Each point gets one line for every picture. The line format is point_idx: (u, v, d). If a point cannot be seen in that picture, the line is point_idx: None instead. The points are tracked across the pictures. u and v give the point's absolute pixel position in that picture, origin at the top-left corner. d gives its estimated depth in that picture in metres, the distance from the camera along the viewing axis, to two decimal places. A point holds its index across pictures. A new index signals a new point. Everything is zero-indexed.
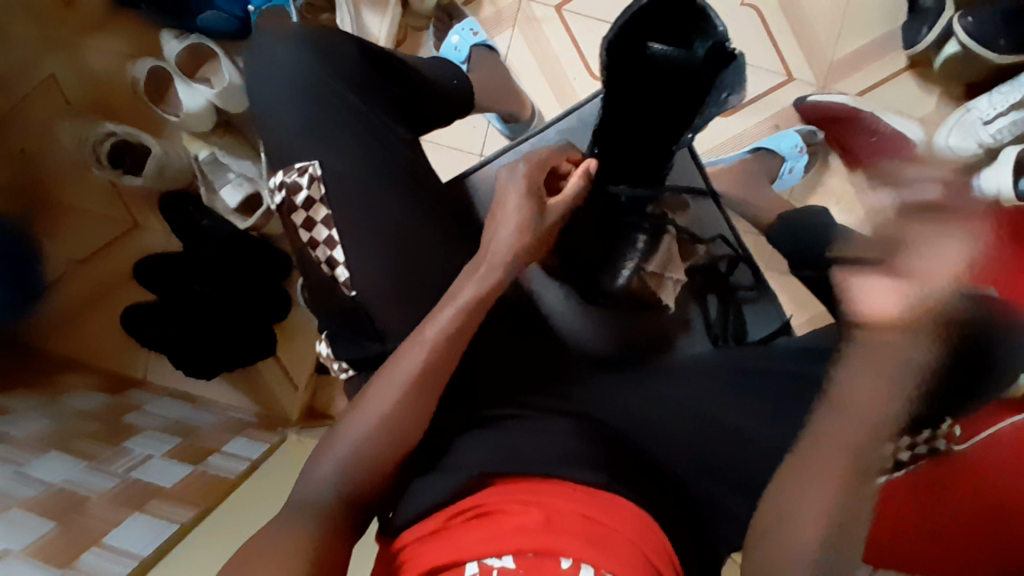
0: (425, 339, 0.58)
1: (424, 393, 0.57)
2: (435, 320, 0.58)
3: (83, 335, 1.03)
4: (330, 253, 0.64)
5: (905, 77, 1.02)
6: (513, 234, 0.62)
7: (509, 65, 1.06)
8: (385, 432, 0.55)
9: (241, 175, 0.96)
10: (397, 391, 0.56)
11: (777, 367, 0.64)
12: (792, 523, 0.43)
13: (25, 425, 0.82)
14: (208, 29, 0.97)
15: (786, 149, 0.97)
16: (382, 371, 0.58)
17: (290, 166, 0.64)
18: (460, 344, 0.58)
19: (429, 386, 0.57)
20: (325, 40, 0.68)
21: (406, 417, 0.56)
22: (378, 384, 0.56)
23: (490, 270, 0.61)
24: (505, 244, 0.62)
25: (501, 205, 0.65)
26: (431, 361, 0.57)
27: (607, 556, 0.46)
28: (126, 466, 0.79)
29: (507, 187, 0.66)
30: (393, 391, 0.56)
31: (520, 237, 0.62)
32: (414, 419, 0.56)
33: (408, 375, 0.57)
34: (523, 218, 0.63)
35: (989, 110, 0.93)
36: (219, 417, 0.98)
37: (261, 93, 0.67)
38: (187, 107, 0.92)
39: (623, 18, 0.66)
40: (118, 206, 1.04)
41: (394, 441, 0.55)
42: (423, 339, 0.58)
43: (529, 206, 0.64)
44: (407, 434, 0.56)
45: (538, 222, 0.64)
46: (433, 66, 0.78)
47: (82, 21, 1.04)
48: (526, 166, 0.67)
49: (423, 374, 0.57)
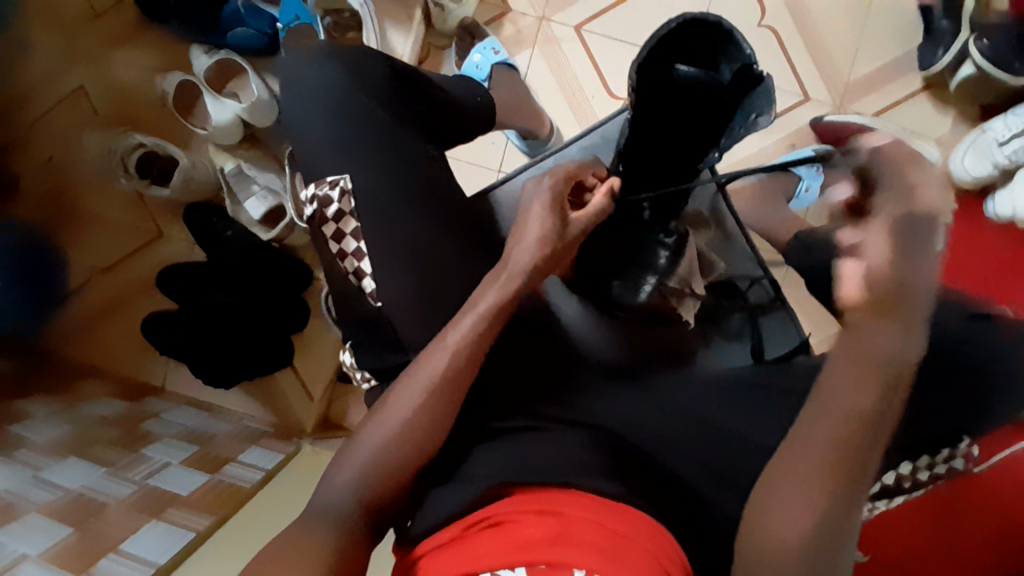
0: (447, 345, 0.58)
1: (443, 400, 0.57)
2: (456, 327, 0.59)
3: (105, 344, 1.05)
4: (358, 263, 0.65)
5: (920, 98, 1.03)
6: (535, 244, 0.63)
7: (528, 84, 1.08)
8: (405, 438, 0.56)
9: (265, 188, 0.97)
10: (418, 396, 0.57)
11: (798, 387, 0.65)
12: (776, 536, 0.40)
13: (43, 430, 0.83)
14: (239, 44, 1.00)
15: (805, 168, 0.94)
16: (403, 377, 0.59)
17: (321, 179, 0.66)
18: (482, 352, 0.59)
19: (448, 394, 0.57)
20: (354, 58, 0.70)
21: (425, 424, 0.57)
22: (400, 390, 0.57)
23: (510, 278, 0.62)
24: (526, 255, 0.63)
25: (524, 217, 0.66)
26: (451, 367, 0.58)
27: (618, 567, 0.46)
28: (144, 472, 0.80)
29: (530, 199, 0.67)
30: (414, 396, 0.57)
31: (541, 248, 0.63)
32: (434, 427, 0.57)
33: (428, 381, 0.57)
34: (544, 229, 0.64)
35: (1005, 131, 0.94)
36: (234, 426, 0.98)
37: (290, 106, 0.69)
38: (214, 121, 0.94)
39: (648, 43, 0.67)
40: (142, 216, 1.06)
41: (413, 449, 0.56)
42: (444, 345, 0.59)
43: (550, 217, 0.64)
44: (425, 442, 0.57)
45: (560, 235, 0.64)
46: (457, 83, 0.79)
47: (112, 37, 1.07)
48: (550, 179, 0.67)
49: (444, 381, 0.57)
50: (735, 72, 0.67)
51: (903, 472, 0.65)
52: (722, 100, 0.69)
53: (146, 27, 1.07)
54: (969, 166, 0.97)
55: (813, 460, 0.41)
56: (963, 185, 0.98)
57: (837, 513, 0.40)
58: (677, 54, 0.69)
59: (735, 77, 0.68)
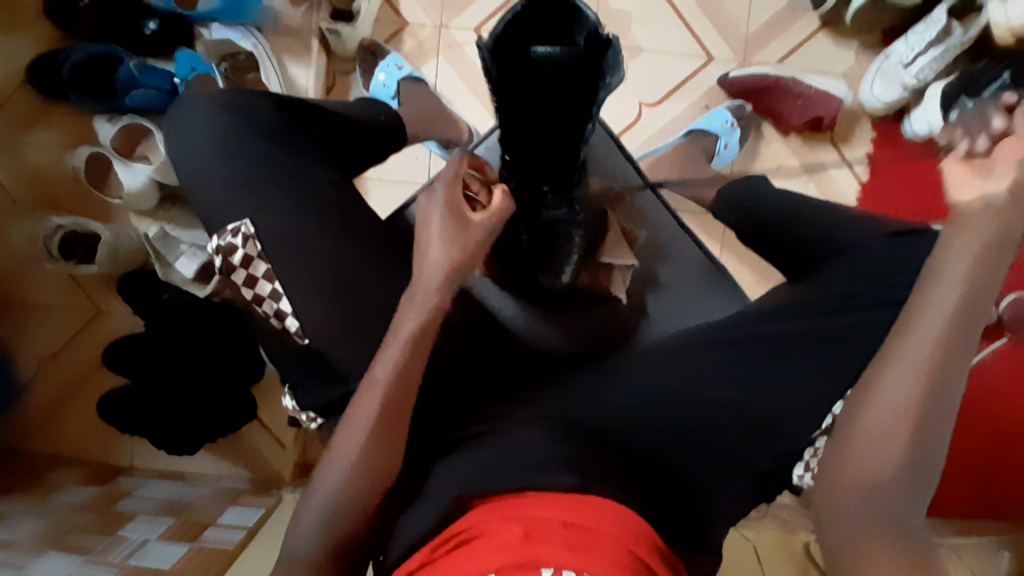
0: (379, 378, 0.55)
1: (388, 432, 0.55)
2: (383, 357, 0.56)
3: (65, 433, 1.02)
4: (277, 305, 0.65)
5: (820, 37, 1.07)
6: (440, 251, 0.60)
7: (439, 93, 1.07)
8: (361, 476, 0.54)
9: (193, 244, 0.96)
10: (362, 433, 0.54)
11: (762, 334, 0.68)
12: (886, 407, 0.48)
13: (20, 530, 0.78)
14: (141, 106, 0.98)
15: (717, 126, 0.99)
16: (345, 416, 0.56)
17: (222, 229, 0.65)
18: (414, 375, 0.57)
19: (400, 417, 0.56)
20: (242, 105, 0.69)
21: (377, 457, 0.55)
22: (345, 429, 0.55)
23: (426, 294, 0.59)
24: (437, 268, 0.60)
25: (424, 229, 0.63)
26: (387, 400, 0.55)
27: (587, 559, 0.45)
28: (123, 554, 0.74)
29: (432, 205, 0.64)
30: (359, 434, 0.54)
31: (450, 258, 0.60)
32: (387, 460, 0.55)
33: (369, 417, 0.55)
34: (449, 238, 0.61)
35: (908, 53, 0.98)
36: (212, 488, 0.97)
37: (185, 163, 0.68)
38: (127, 188, 0.94)
39: (508, 14, 0.57)
40: (77, 296, 1.04)
41: (373, 486, 0.55)
42: (376, 378, 0.56)
43: (448, 224, 0.61)
44: (383, 475, 0.55)
45: (464, 240, 0.61)
46: (359, 107, 0.79)
47: (14, 123, 1.04)
48: (445, 185, 0.64)
49: (385, 412, 0.55)
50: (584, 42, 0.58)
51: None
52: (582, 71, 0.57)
53: (50, 107, 1.04)
54: (880, 92, 1.02)
55: (932, 334, 0.47)
56: (878, 113, 1.03)
57: (941, 374, 0.47)
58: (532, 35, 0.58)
59: (589, 41, 0.58)
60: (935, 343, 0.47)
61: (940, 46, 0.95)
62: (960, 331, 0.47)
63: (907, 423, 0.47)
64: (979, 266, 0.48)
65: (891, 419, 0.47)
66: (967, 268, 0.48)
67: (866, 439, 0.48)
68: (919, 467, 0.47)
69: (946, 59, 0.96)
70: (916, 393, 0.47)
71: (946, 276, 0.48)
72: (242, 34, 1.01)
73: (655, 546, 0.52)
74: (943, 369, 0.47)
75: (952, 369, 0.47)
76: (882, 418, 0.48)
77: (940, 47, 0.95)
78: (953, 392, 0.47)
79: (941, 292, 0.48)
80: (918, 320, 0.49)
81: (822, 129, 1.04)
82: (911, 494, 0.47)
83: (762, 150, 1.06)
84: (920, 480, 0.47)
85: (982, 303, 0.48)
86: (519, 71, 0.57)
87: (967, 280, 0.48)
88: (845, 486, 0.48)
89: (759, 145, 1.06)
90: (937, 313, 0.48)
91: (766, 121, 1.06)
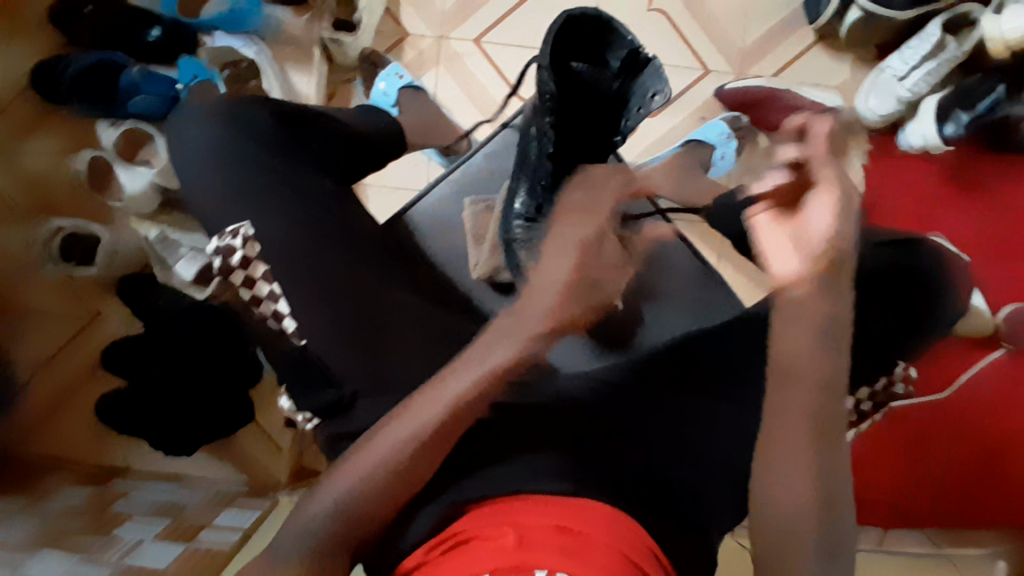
0: (442, 398, 0.51)
1: (422, 459, 0.51)
2: (458, 375, 0.51)
3: (58, 439, 1.01)
4: (274, 306, 0.66)
5: (816, 51, 1.09)
6: (561, 278, 0.54)
7: (439, 102, 1.09)
8: (368, 496, 0.50)
9: (193, 248, 0.98)
10: (388, 454, 0.50)
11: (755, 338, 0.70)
12: (785, 504, 0.50)
13: (15, 530, 0.77)
14: (141, 112, 0.99)
15: (713, 137, 1.01)
16: (373, 435, 0.52)
17: (222, 231, 0.66)
18: (475, 410, 0.52)
19: (438, 445, 0.52)
20: (243, 112, 0.70)
21: (396, 479, 0.51)
22: (369, 447, 0.51)
23: (532, 319, 0.52)
24: (547, 294, 0.53)
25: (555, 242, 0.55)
26: (435, 429, 0.51)
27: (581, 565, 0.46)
28: (118, 554, 0.74)
29: (567, 234, 0.59)
30: (383, 456, 0.50)
31: (562, 289, 0.53)
32: (406, 483, 0.51)
33: (406, 435, 0.50)
34: (573, 262, 0.54)
35: (903, 66, 1.00)
36: (207, 492, 0.96)
37: (185, 167, 0.69)
38: (129, 190, 0.96)
39: (556, 27, 0.63)
40: (75, 300, 1.05)
41: (383, 505, 0.51)
42: (439, 399, 0.51)
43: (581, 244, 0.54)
44: (395, 496, 0.51)
45: (582, 268, 0.55)
46: (358, 115, 0.80)
47: (11, 129, 1.05)
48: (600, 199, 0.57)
49: (432, 438, 0.51)
50: (624, 59, 0.68)
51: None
52: (614, 90, 0.69)
53: (50, 113, 1.06)
54: (875, 105, 1.03)
55: (796, 428, 0.51)
56: (873, 125, 1.04)
57: (820, 456, 0.50)
58: (571, 52, 0.66)
59: (624, 61, 0.68)
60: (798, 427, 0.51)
61: (935, 60, 0.97)
62: (824, 413, 0.51)
63: (810, 512, 0.50)
64: (819, 352, 0.52)
65: (795, 512, 0.50)
66: (801, 360, 0.52)
67: (783, 537, 0.50)
68: (831, 542, 0.50)
69: (941, 72, 0.98)
70: (807, 482, 0.50)
71: (794, 373, 0.52)
72: (245, 42, 1.04)
73: (653, 555, 0.53)
74: (820, 452, 0.50)
75: (826, 447, 0.51)
76: (786, 514, 0.50)
77: (934, 61, 0.97)
78: (835, 460, 0.51)
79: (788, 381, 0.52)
80: (775, 419, 0.52)
81: None
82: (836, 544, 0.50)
83: None
84: (839, 531, 0.50)
85: (833, 386, 0.51)
86: (569, 76, 0.66)
87: (818, 373, 0.51)
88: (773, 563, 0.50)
89: None
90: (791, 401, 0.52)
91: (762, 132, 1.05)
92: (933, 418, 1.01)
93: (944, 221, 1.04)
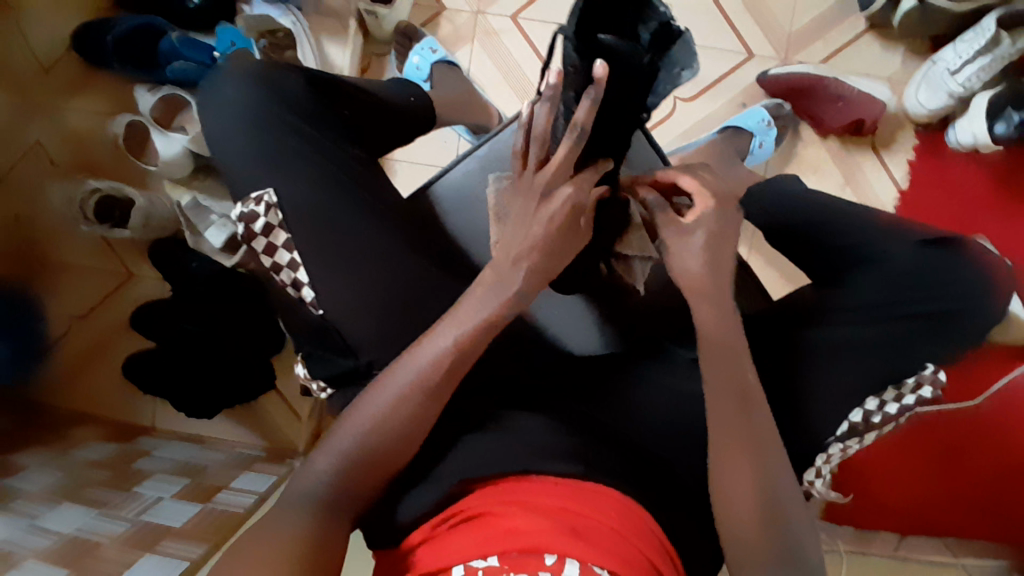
0: (417, 358, 0.57)
1: (424, 401, 0.56)
2: (437, 340, 0.57)
3: (88, 395, 1.04)
4: (294, 275, 0.65)
5: (866, 39, 1.04)
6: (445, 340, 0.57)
7: (472, 78, 1.08)
8: (377, 433, 0.55)
9: (223, 215, 0.98)
10: (390, 400, 0.55)
11: None
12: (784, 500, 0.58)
13: (39, 480, 0.79)
14: (179, 77, 1.00)
15: (753, 125, 0.98)
16: (374, 384, 0.57)
17: (246, 197, 0.66)
18: (470, 357, 0.58)
19: (437, 394, 0.57)
20: (272, 77, 0.70)
21: (393, 429, 0.55)
22: (370, 396, 0.56)
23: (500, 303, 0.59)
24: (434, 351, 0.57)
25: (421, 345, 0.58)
26: (430, 373, 0.56)
27: (592, 550, 0.46)
28: (138, 509, 0.76)
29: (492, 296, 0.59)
30: (381, 404, 0.55)
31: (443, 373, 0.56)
32: (406, 434, 0.56)
33: (404, 382, 0.56)
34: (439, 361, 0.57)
35: (955, 60, 0.95)
36: (227, 455, 0.98)
37: (213, 129, 0.69)
38: (164, 156, 0.97)
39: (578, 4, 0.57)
40: (109, 260, 1.08)
41: (386, 445, 0.55)
42: (420, 354, 0.57)
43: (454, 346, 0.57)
44: (403, 447, 0.56)
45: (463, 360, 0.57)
46: (388, 86, 0.80)
47: (61, 86, 1.08)
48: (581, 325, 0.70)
49: (427, 379, 0.56)
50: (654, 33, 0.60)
51: (871, 408, 0.66)
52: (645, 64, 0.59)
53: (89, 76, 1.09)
54: (924, 100, 0.99)
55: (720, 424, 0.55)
56: (920, 119, 1.01)
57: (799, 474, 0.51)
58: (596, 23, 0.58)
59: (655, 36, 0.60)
60: (750, 403, 0.56)
61: (988, 55, 0.93)
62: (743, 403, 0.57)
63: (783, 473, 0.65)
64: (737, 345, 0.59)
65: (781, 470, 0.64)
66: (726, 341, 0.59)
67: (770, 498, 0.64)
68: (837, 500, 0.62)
69: (993, 69, 0.94)
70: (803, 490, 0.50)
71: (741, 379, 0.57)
72: (283, 12, 1.04)
73: (665, 551, 0.52)
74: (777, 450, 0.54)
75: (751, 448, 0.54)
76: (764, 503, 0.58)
77: (988, 56, 0.93)
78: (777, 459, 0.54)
79: (732, 358, 0.58)
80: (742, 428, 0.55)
81: (863, 133, 1.03)
82: (786, 525, 0.54)
83: (800, 150, 1.05)
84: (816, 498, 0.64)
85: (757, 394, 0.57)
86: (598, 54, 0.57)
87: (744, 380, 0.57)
88: (762, 541, 0.53)
89: (796, 145, 1.05)
90: (745, 368, 0.58)
91: (804, 121, 1.04)
92: (962, 426, 0.98)
93: (982, 224, 1.01)
